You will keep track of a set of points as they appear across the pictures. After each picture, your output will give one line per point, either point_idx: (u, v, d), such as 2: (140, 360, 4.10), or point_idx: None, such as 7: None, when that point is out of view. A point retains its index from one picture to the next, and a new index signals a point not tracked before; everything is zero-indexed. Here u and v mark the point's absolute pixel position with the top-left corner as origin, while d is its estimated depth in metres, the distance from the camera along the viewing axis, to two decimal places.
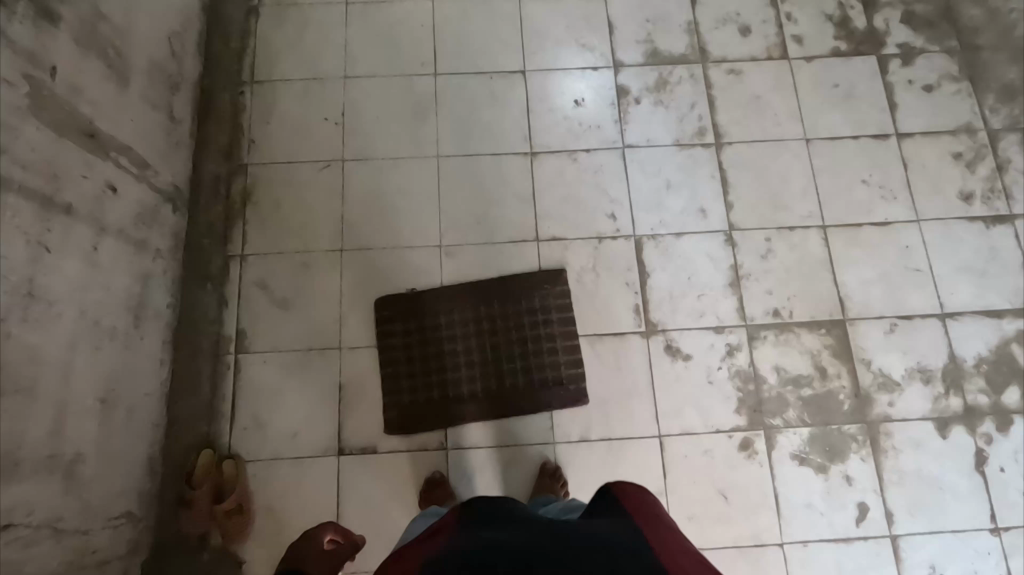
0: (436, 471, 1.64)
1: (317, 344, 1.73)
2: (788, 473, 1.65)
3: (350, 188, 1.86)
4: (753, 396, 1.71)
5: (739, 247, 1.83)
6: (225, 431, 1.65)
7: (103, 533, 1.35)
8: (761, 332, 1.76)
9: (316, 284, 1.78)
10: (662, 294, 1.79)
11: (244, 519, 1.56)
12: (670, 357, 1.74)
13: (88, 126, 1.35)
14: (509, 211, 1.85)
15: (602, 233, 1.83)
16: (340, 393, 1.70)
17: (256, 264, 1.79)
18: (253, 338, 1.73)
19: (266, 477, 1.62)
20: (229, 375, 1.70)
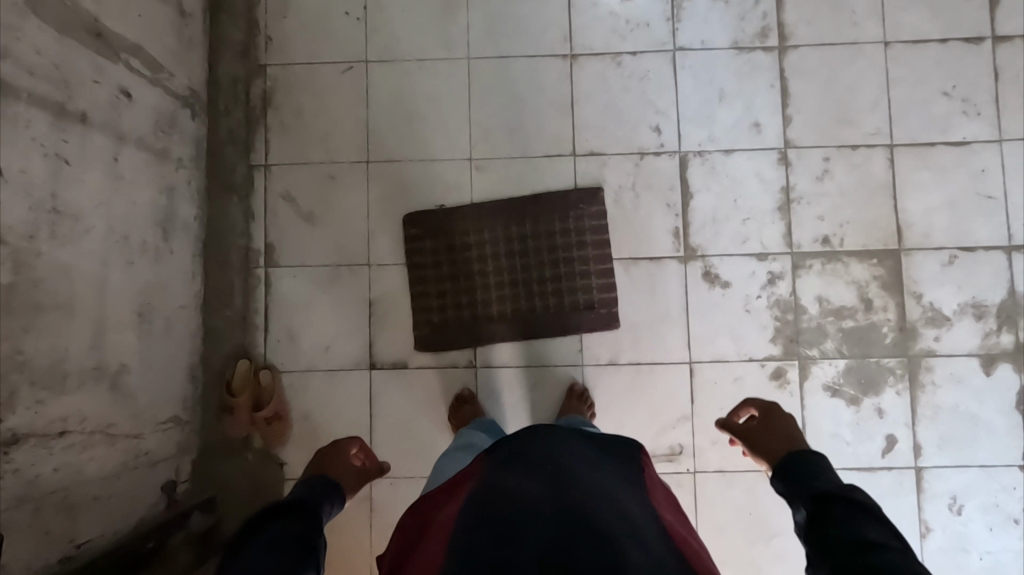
0: (465, 388, 1.67)
1: (346, 260, 1.71)
2: (818, 404, 1.64)
3: (375, 94, 1.74)
4: (791, 326, 1.66)
5: (793, 167, 1.68)
6: (260, 342, 1.69)
7: (153, 437, 1.43)
8: (807, 261, 1.66)
9: (343, 197, 1.73)
10: (704, 217, 1.68)
11: (283, 425, 1.63)
12: (707, 284, 1.67)
13: (93, 24, 1.25)
14: (545, 123, 1.72)
15: (644, 149, 1.70)
16: (370, 310, 1.70)
17: (281, 175, 1.73)
18: (282, 252, 1.72)
19: (301, 388, 1.68)
20: (260, 288, 1.71)
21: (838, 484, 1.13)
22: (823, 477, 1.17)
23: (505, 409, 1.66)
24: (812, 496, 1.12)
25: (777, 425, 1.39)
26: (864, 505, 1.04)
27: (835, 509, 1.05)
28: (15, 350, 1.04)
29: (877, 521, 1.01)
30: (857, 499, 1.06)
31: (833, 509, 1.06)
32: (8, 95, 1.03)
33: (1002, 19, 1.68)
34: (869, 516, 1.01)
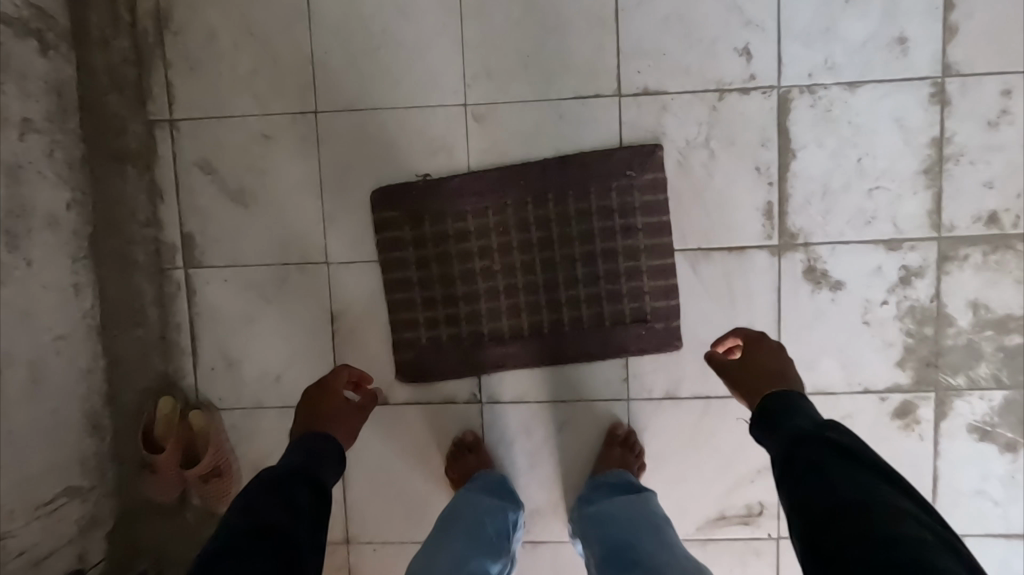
0: (468, 431, 1.23)
1: (296, 257, 1.22)
2: (958, 450, 1.17)
3: (321, 8, 1.17)
4: (929, 344, 1.16)
5: (951, 107, 1.11)
6: (188, 370, 1.25)
7: (31, 528, 1.03)
8: (961, 250, 1.14)
9: (285, 166, 1.21)
10: (811, 186, 1.14)
11: (226, 482, 1.23)
12: (810, 286, 1.16)
13: None
14: (575, 47, 1.15)
15: (725, 83, 1.14)
16: (333, 326, 1.23)
17: (195, 136, 1.21)
18: (206, 247, 1.23)
19: (249, 430, 1.26)
20: (181, 298, 1.24)
21: (818, 425, 0.81)
22: (801, 411, 0.85)
23: (521, 457, 1.23)
24: (787, 439, 0.81)
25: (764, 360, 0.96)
26: (853, 457, 0.76)
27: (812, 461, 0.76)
28: None
29: (875, 482, 0.73)
30: (844, 445, 0.77)
31: (809, 461, 0.77)
32: None
33: None
34: (863, 474, 0.73)
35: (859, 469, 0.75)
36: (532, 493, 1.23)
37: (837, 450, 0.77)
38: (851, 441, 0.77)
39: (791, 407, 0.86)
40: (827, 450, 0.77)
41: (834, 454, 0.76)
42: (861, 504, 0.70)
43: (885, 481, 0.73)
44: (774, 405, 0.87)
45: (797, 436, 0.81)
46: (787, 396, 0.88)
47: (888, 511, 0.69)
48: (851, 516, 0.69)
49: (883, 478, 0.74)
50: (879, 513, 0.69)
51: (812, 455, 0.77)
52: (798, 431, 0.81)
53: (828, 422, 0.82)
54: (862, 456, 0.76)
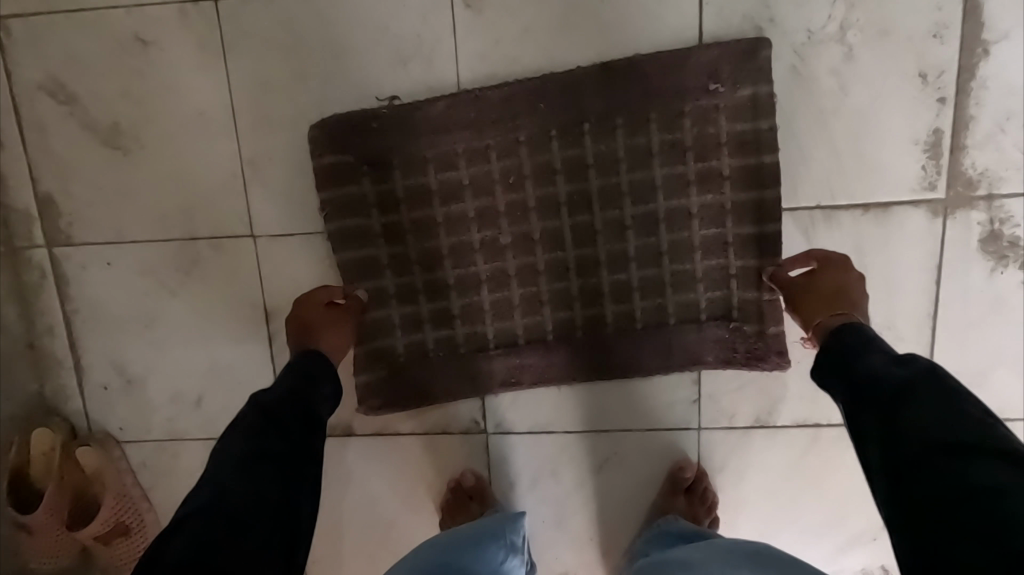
0: (467, 472, 0.87)
1: (206, 227, 0.82)
2: None
3: None
4: None
5: None
6: (71, 390, 0.89)
7: None
8: None
9: (175, 90, 0.79)
10: (1012, 101, 0.71)
11: (137, 542, 0.90)
12: (991, 262, 0.75)
13: None
14: None
15: None
16: (269, 327, 0.85)
17: (36, 42, 0.78)
18: (74, 213, 0.83)
19: (163, 470, 0.90)
20: (49, 289, 0.86)
21: (889, 360, 0.57)
22: (869, 343, 0.60)
23: (541, 506, 0.87)
24: (852, 392, 0.57)
25: (847, 285, 0.69)
26: (927, 392, 0.52)
27: (883, 416, 0.53)
28: None
29: (959, 423, 0.49)
30: (918, 382, 0.53)
31: (881, 415, 0.54)
32: None
33: None
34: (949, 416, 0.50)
35: (940, 407, 0.51)
36: (557, 554, 0.88)
37: (912, 391, 0.53)
38: (928, 374, 0.53)
39: (855, 336, 0.61)
40: (896, 396, 0.53)
41: (906, 395, 0.53)
42: (931, 459, 0.49)
43: (976, 420, 0.49)
44: (831, 341, 0.63)
45: (861, 378, 0.57)
46: (847, 331, 0.62)
47: (985, 464, 0.47)
48: (917, 477, 0.49)
49: (982, 419, 0.50)
50: (961, 467, 0.47)
51: (873, 400, 0.55)
52: (857, 372, 0.58)
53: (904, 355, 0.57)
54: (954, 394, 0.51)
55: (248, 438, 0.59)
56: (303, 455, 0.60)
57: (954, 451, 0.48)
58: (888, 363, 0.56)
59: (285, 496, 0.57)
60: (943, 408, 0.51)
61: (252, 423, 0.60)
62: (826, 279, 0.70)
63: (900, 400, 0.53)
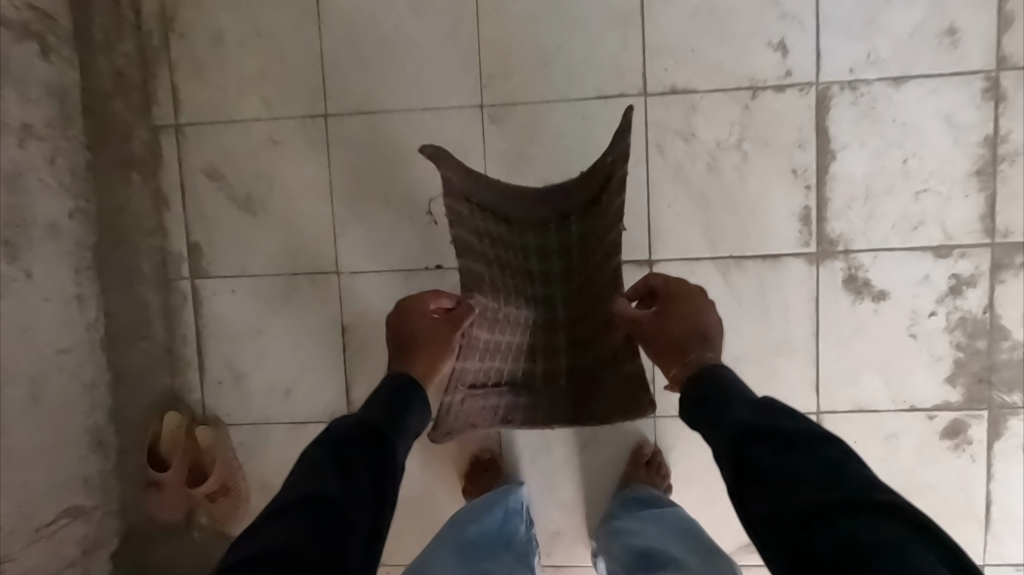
0: (485, 450, 1.17)
1: (305, 266, 1.17)
2: (1014, 473, 1.09)
3: (329, 5, 1.12)
4: (982, 359, 1.07)
5: (1007, 104, 1.03)
6: (194, 384, 1.20)
7: (35, 550, 0.99)
8: (1017, 258, 1.05)
9: (293, 174, 1.16)
10: (855, 188, 1.06)
11: (234, 501, 1.19)
12: (852, 296, 1.08)
13: None
14: (596, 43, 1.08)
15: (760, 80, 1.06)
16: (344, 338, 1.18)
17: (202, 141, 1.16)
18: (213, 256, 1.18)
19: (256, 447, 1.20)
20: (188, 309, 1.19)
21: (760, 411, 0.65)
22: (738, 392, 0.70)
23: (538, 478, 1.16)
24: (740, 443, 0.63)
25: (680, 315, 0.85)
26: (806, 442, 0.60)
27: (770, 466, 0.60)
28: None
29: (839, 474, 0.57)
30: (796, 434, 0.61)
31: (767, 463, 0.60)
32: None
33: None
34: (817, 469, 0.58)
35: (817, 457, 0.58)
36: (550, 514, 1.17)
37: (791, 444, 0.60)
38: (800, 424, 0.62)
39: (726, 385, 0.72)
40: (783, 446, 0.60)
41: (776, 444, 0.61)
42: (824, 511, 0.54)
43: (849, 470, 0.57)
44: (710, 392, 0.72)
45: (745, 428, 0.64)
46: (730, 383, 0.72)
47: (855, 513, 0.53)
48: (814, 529, 0.54)
49: (854, 469, 0.57)
50: (853, 521, 0.53)
51: (760, 449, 0.61)
52: (737, 421, 0.65)
53: (763, 401, 0.67)
54: (815, 441, 0.60)
55: (313, 473, 0.66)
56: (360, 500, 0.66)
57: (842, 502, 0.54)
58: (756, 413, 0.65)
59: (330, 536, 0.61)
60: (810, 459, 0.58)
61: (316, 457, 0.68)
62: (670, 314, 0.85)
63: (782, 451, 0.60)
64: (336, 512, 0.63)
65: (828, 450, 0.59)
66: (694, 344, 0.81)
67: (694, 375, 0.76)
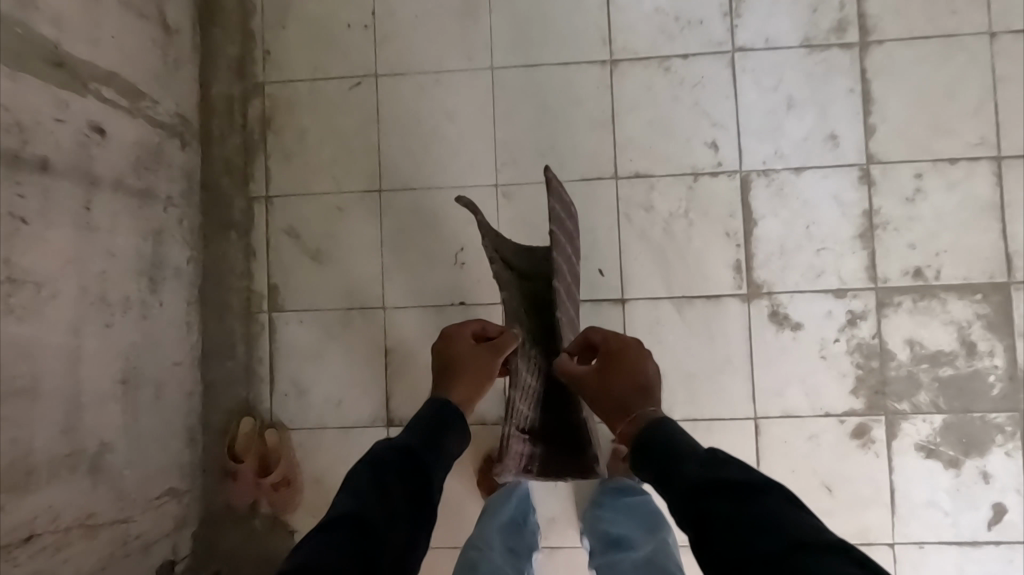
0: (495, 449, 1.48)
1: (358, 303, 1.52)
2: (910, 466, 1.39)
3: (386, 112, 1.53)
4: (876, 375, 1.41)
5: (877, 187, 1.42)
6: (265, 397, 1.51)
7: (146, 517, 1.27)
8: (895, 297, 1.41)
9: (353, 233, 1.53)
10: (772, 246, 1.44)
11: (293, 491, 1.47)
12: (775, 327, 1.43)
13: (52, 51, 1.06)
14: (581, 141, 1.48)
15: (699, 168, 1.46)
16: (386, 359, 1.51)
17: (284, 208, 1.54)
18: (288, 295, 1.53)
19: (312, 448, 1.50)
20: (264, 336, 1.52)
21: (713, 465, 0.87)
22: (687, 447, 0.94)
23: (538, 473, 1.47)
24: (704, 494, 0.85)
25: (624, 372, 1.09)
26: (751, 490, 0.83)
27: (732, 512, 0.81)
28: None
29: (780, 516, 0.79)
30: (744, 484, 0.83)
31: (729, 510, 0.81)
32: None
33: None
34: (758, 513, 0.80)
35: (763, 501, 0.81)
36: (547, 503, 1.46)
37: (743, 493, 0.83)
38: (745, 475, 0.85)
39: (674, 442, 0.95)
40: (739, 495, 0.82)
41: (724, 495, 0.83)
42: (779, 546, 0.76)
43: (787, 511, 0.80)
44: (673, 449, 0.94)
45: (707, 481, 0.85)
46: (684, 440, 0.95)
47: (799, 547, 0.75)
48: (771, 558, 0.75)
49: (789, 511, 0.80)
50: (799, 552, 0.75)
51: (722, 498, 0.83)
52: (696, 476, 0.87)
53: (708, 456, 0.89)
54: (754, 490, 0.82)
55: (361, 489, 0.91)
56: (391, 513, 0.90)
57: (787, 537, 0.76)
58: (710, 469, 0.87)
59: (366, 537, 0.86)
60: (750, 505, 0.81)
61: (368, 474, 0.94)
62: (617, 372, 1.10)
63: (737, 499, 0.82)
64: (369, 524, 0.87)
65: (764, 496, 0.82)
66: (636, 402, 1.06)
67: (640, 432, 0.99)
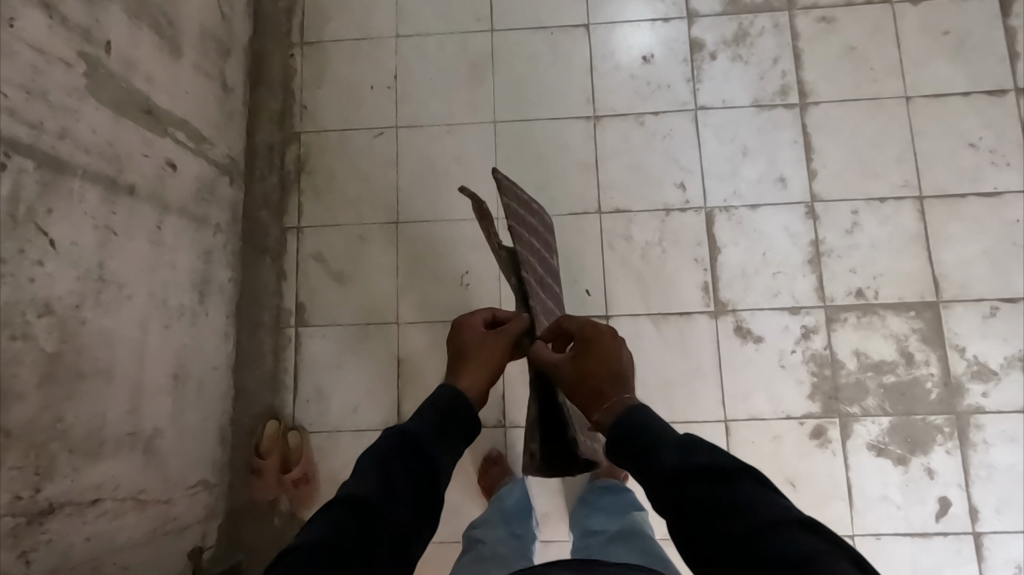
0: (494, 449, 1.64)
1: (375, 319, 1.73)
2: (863, 463, 1.57)
3: (404, 157, 1.80)
4: (829, 382, 1.61)
5: (821, 220, 1.68)
6: (289, 402, 1.68)
7: (182, 502, 1.43)
8: (841, 314, 1.63)
9: (372, 258, 1.76)
10: (734, 271, 1.67)
11: (311, 487, 1.63)
12: (740, 339, 1.64)
13: (145, 102, 1.32)
14: (569, 182, 1.75)
15: (670, 205, 1.71)
16: (398, 369, 1.70)
17: (313, 237, 1.77)
18: (313, 312, 1.73)
19: (328, 449, 1.66)
20: (290, 347, 1.72)
21: (687, 452, 0.83)
22: (661, 431, 0.89)
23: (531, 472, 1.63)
24: (679, 481, 0.81)
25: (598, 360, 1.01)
26: (727, 473, 0.79)
27: (709, 500, 0.78)
28: (56, 419, 1.06)
29: (759, 501, 0.76)
30: (720, 469, 0.79)
31: (708, 499, 0.78)
32: (64, 172, 1.09)
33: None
34: (733, 500, 0.77)
35: (741, 486, 0.78)
36: (541, 499, 1.61)
37: (720, 478, 0.79)
38: (721, 458, 0.81)
39: (647, 429, 0.89)
40: (715, 480, 0.79)
41: (699, 480, 0.79)
42: (758, 530, 0.74)
43: (763, 494, 0.77)
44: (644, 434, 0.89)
45: (682, 467, 0.81)
46: (659, 425, 0.90)
47: (779, 531, 0.73)
48: (752, 545, 0.74)
49: (765, 493, 0.77)
50: (779, 536, 0.72)
51: (696, 485, 0.80)
52: (670, 464, 0.83)
53: (684, 440, 0.85)
54: (726, 476, 0.79)
55: (364, 475, 0.86)
56: (394, 503, 0.84)
57: (766, 524, 0.74)
58: (684, 456, 0.82)
59: (363, 526, 0.81)
60: (724, 492, 0.78)
61: (375, 459, 0.88)
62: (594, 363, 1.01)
63: (713, 486, 0.79)
64: (368, 511, 0.82)
65: (739, 482, 0.78)
66: (612, 391, 0.98)
67: (614, 423, 0.92)
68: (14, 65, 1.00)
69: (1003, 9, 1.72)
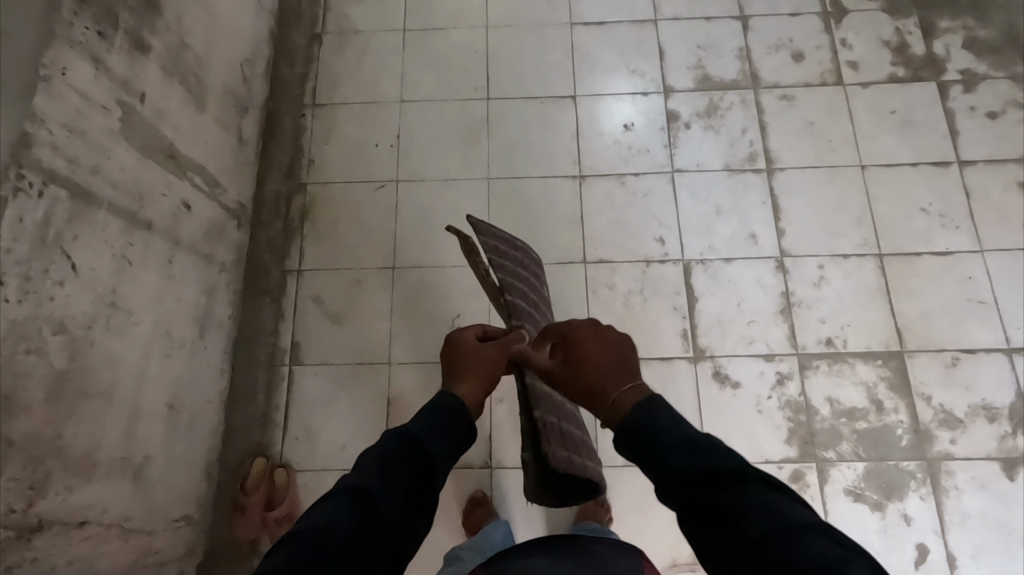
0: (479, 490, 1.66)
1: (368, 359, 1.78)
2: (841, 508, 1.60)
3: (403, 207, 1.92)
4: (805, 427, 1.67)
5: (791, 274, 1.80)
6: (278, 440, 1.70)
7: (164, 535, 1.42)
8: (813, 362, 1.72)
9: (369, 301, 1.84)
10: (711, 319, 1.77)
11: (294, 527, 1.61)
12: (718, 384, 1.71)
13: (168, 147, 1.44)
14: (557, 234, 1.87)
15: (650, 257, 1.84)
16: (388, 408, 1.74)
17: (313, 279, 1.86)
18: (308, 351, 1.79)
19: (314, 488, 1.66)
20: (282, 386, 1.76)
21: (699, 455, 0.83)
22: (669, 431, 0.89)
23: (516, 514, 1.64)
24: (693, 485, 0.81)
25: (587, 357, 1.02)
26: (739, 477, 0.80)
27: (724, 503, 0.78)
28: (55, 435, 1.10)
29: (773, 504, 0.77)
30: (733, 473, 0.80)
31: (722, 502, 0.79)
32: (91, 203, 1.19)
33: (964, 146, 1.89)
34: (746, 504, 0.77)
35: (754, 490, 0.78)
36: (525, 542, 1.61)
37: (734, 481, 0.79)
38: (732, 462, 0.81)
39: (655, 429, 0.89)
40: (727, 484, 0.80)
41: (712, 485, 0.80)
42: (773, 535, 0.74)
43: (774, 497, 0.78)
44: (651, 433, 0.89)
45: (695, 471, 0.82)
46: (668, 422, 0.90)
47: (795, 535, 0.74)
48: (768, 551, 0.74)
49: (777, 496, 0.78)
50: (795, 541, 0.73)
51: (709, 489, 0.80)
52: (682, 467, 0.83)
53: (694, 441, 0.85)
54: (740, 480, 0.79)
55: (365, 468, 0.87)
56: (393, 500, 0.85)
57: (781, 528, 0.75)
58: (697, 460, 0.83)
59: (361, 520, 0.81)
60: (736, 497, 0.78)
61: (377, 455, 0.89)
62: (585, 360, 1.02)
63: (728, 490, 0.79)
64: (367, 506, 0.83)
65: (751, 485, 0.79)
66: (611, 386, 0.98)
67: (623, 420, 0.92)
68: (61, 106, 1.12)
69: (941, 92, 1.95)
